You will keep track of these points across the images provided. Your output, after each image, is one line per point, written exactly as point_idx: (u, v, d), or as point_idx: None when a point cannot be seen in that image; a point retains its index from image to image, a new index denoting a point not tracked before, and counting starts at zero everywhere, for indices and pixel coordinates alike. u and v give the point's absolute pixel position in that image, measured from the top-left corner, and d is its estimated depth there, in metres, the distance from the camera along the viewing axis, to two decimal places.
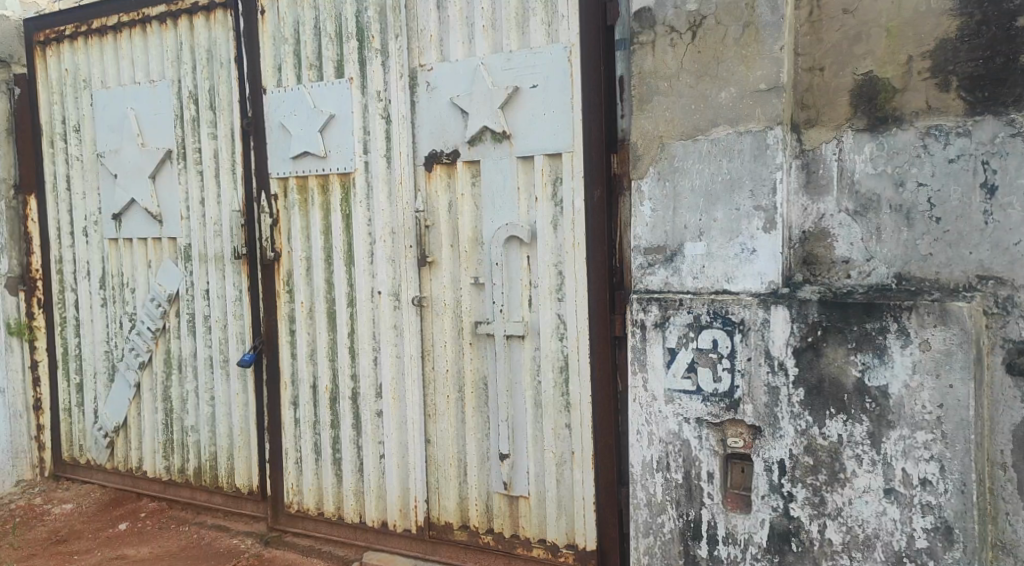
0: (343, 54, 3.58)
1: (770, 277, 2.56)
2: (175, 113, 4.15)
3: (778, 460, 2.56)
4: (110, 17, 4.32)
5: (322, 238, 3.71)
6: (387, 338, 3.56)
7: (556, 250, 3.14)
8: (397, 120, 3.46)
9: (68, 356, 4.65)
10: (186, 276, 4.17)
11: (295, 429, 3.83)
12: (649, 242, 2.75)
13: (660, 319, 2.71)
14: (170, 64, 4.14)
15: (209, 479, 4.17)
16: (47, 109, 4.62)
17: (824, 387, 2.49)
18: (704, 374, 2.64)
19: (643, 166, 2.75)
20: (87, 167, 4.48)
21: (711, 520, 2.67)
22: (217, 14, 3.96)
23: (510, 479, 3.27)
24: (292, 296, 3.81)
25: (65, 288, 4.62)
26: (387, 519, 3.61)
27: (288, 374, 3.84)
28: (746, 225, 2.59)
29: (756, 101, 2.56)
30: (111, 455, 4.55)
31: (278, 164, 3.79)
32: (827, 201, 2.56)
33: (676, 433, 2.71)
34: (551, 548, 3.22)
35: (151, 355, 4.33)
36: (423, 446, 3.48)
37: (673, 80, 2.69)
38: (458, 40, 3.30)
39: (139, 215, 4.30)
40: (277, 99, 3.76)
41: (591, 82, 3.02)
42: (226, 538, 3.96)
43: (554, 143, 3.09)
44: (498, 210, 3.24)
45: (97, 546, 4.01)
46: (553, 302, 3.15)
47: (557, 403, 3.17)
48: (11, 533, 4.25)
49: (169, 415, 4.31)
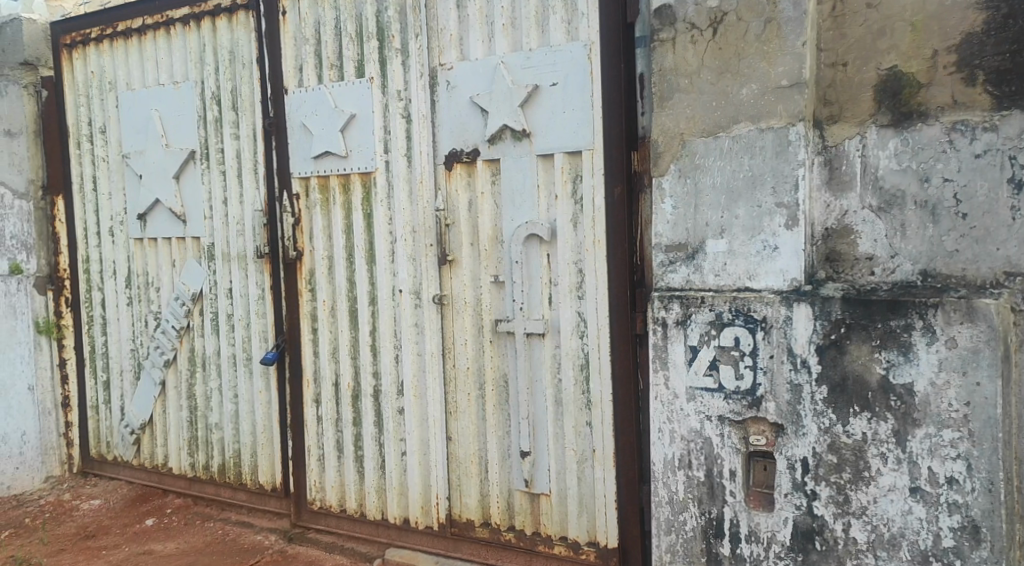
0: (364, 54, 3.60)
1: (793, 275, 2.55)
2: (198, 114, 4.19)
3: (801, 458, 2.55)
4: (135, 20, 4.37)
5: (343, 237, 3.74)
6: (408, 337, 3.57)
7: (577, 248, 3.14)
8: (417, 120, 3.47)
9: (96, 354, 4.70)
10: (209, 275, 4.22)
11: (317, 427, 3.86)
12: (670, 239, 2.75)
13: (681, 317, 2.71)
14: (194, 65, 4.18)
15: (233, 476, 4.21)
16: (73, 110, 4.68)
17: (847, 384, 2.47)
18: (726, 371, 2.64)
19: (664, 163, 2.75)
20: (113, 168, 4.53)
21: (734, 518, 2.67)
22: (239, 14, 3.99)
23: (531, 476, 3.27)
24: (314, 295, 3.84)
25: (92, 287, 4.69)
26: (408, 516, 3.63)
27: (311, 372, 3.87)
28: (767, 222, 2.58)
29: (778, 97, 2.55)
30: (137, 452, 4.61)
31: (300, 163, 3.83)
32: (850, 198, 2.55)
33: (697, 431, 2.70)
34: (572, 546, 3.23)
35: (175, 353, 4.37)
36: (444, 443, 3.50)
37: (693, 77, 2.68)
38: (477, 39, 3.31)
39: (163, 216, 4.35)
40: (299, 99, 3.80)
41: (611, 79, 3.01)
42: (250, 534, 4.00)
43: (574, 141, 3.09)
44: (519, 208, 3.24)
45: (124, 541, 4.07)
46: (574, 300, 3.16)
47: (578, 401, 3.17)
48: (40, 528, 4.31)
49: (193, 412, 4.35)
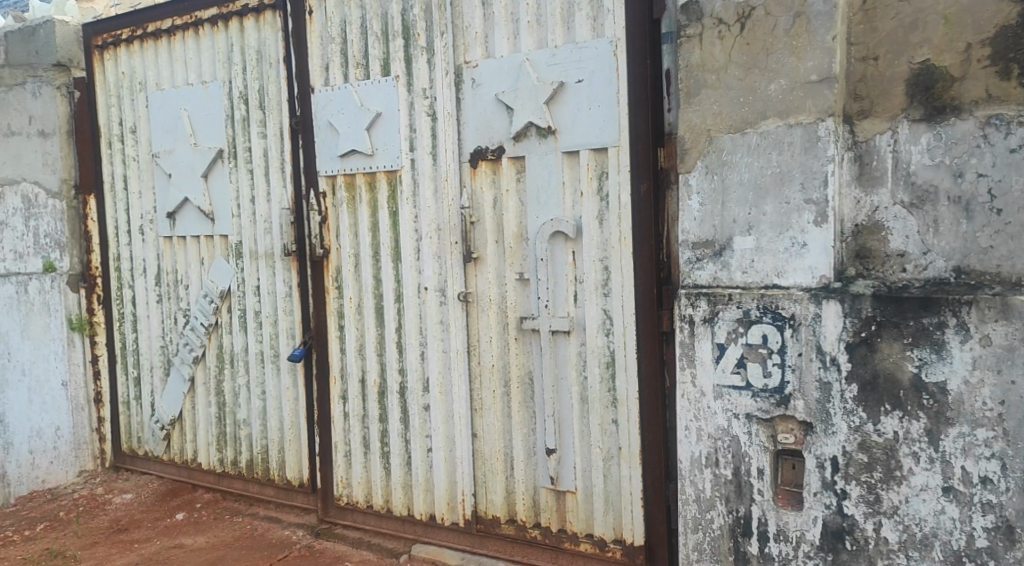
0: (389, 52, 3.61)
1: (822, 272, 2.53)
2: (226, 113, 4.23)
3: (830, 456, 2.53)
4: (164, 21, 4.41)
5: (369, 235, 3.76)
6: (434, 334, 3.58)
7: (602, 245, 3.13)
8: (443, 118, 3.48)
9: (126, 351, 4.76)
10: (237, 273, 4.26)
11: (344, 423, 3.89)
12: (697, 236, 2.73)
13: (708, 314, 2.70)
14: (222, 65, 4.22)
15: (261, 472, 4.25)
16: (105, 111, 4.74)
17: (877, 382, 2.45)
18: (754, 369, 2.62)
19: (691, 160, 2.73)
20: (143, 167, 4.59)
21: (762, 517, 2.65)
22: (267, 14, 4.02)
23: (556, 474, 3.27)
24: (340, 293, 3.86)
25: (123, 285, 4.75)
26: (435, 512, 3.65)
27: (337, 369, 3.90)
28: (796, 219, 2.56)
29: (807, 93, 2.53)
30: (167, 447, 4.66)
31: (326, 162, 3.85)
32: (881, 193, 2.52)
33: (725, 429, 2.69)
34: (598, 544, 3.22)
35: (204, 350, 4.42)
36: (470, 440, 3.51)
37: (720, 73, 2.66)
38: (502, 36, 3.31)
39: (192, 214, 4.40)
40: (325, 98, 3.82)
41: (637, 76, 3.00)
42: (278, 529, 4.03)
43: (600, 138, 3.09)
44: (544, 206, 3.24)
45: (155, 535, 4.11)
46: (599, 298, 3.15)
47: (603, 399, 3.17)
48: (74, 522, 4.37)
49: (222, 408, 4.40)
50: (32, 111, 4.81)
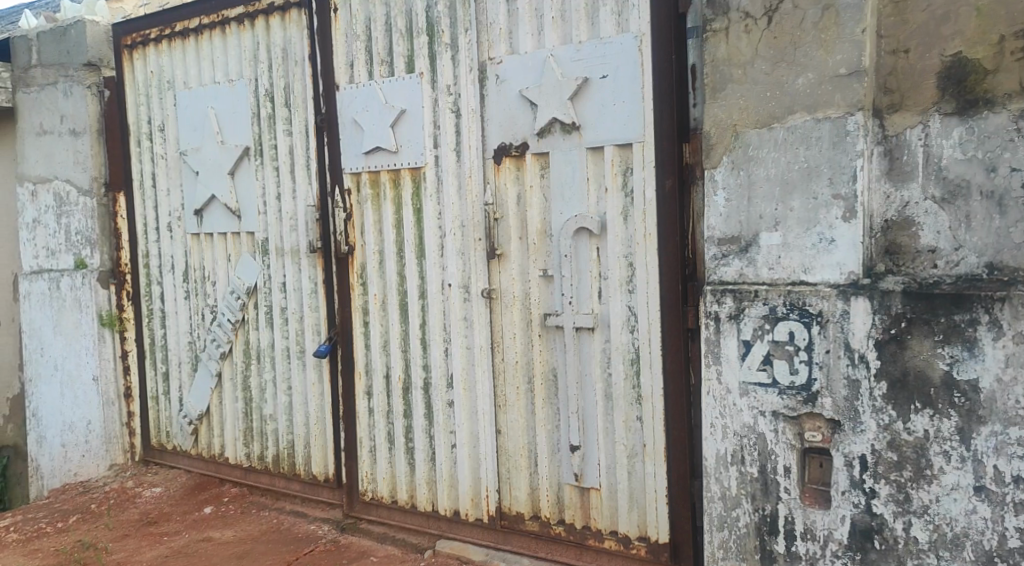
0: (413, 49, 3.62)
1: (850, 268, 2.50)
2: (252, 111, 4.26)
3: (859, 455, 2.50)
4: (191, 21, 4.46)
5: (393, 232, 3.77)
6: (458, 330, 3.59)
7: (627, 242, 3.12)
8: (467, 114, 3.48)
9: (155, 347, 4.82)
10: (263, 269, 4.29)
11: (369, 419, 3.91)
12: (723, 232, 2.71)
13: (734, 311, 2.68)
14: (248, 64, 4.25)
15: (287, 467, 4.28)
16: (134, 110, 4.79)
17: (907, 380, 2.42)
18: (781, 366, 2.60)
19: (717, 155, 2.71)
20: (171, 165, 4.63)
21: (789, 515, 2.63)
22: (292, 13, 4.05)
23: (580, 470, 3.27)
24: (365, 289, 3.88)
25: (152, 281, 4.80)
26: (458, 508, 3.65)
27: (362, 365, 3.92)
28: (824, 215, 2.53)
29: (835, 87, 2.50)
30: (195, 442, 4.71)
31: (351, 159, 3.87)
32: (911, 188, 2.48)
33: (751, 426, 2.67)
34: (622, 541, 3.21)
35: (231, 345, 4.46)
36: (494, 436, 3.51)
37: (747, 67, 2.64)
38: (526, 32, 3.30)
39: (219, 211, 4.44)
40: (350, 95, 3.84)
41: (662, 71, 2.98)
42: (304, 524, 4.06)
43: (625, 133, 3.07)
44: (568, 202, 3.23)
45: (184, 528, 4.16)
46: (623, 294, 3.14)
47: (628, 396, 3.16)
48: (105, 514, 4.44)
49: (248, 404, 4.44)
50: (64, 111, 4.90)
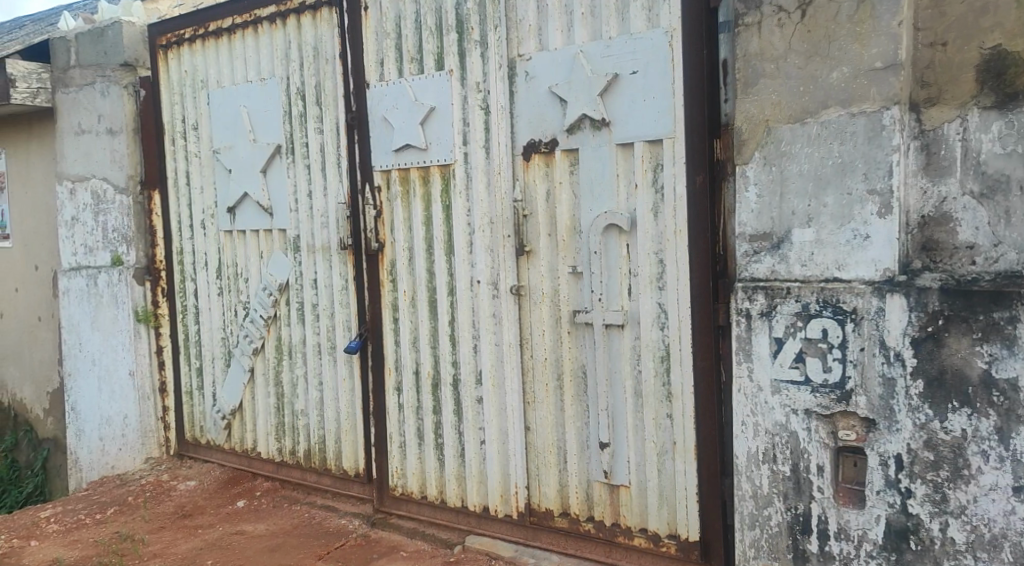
0: (443, 46, 3.63)
1: (886, 264, 2.46)
2: (283, 109, 4.30)
3: (894, 454, 2.47)
4: (224, 20, 4.51)
5: (422, 229, 3.78)
6: (487, 327, 3.60)
7: (657, 238, 3.10)
8: (496, 111, 3.48)
9: (189, 342, 4.88)
10: (294, 266, 4.33)
11: (399, 414, 3.93)
12: (754, 229, 2.69)
13: (766, 308, 2.66)
14: (279, 62, 4.28)
15: (318, 461, 4.32)
16: (168, 108, 4.85)
17: (945, 378, 2.38)
18: (814, 364, 2.58)
19: (748, 151, 2.69)
20: (204, 163, 4.69)
21: (821, 514, 2.60)
22: (323, 11, 4.07)
23: (609, 468, 3.26)
24: (395, 286, 3.90)
25: (186, 278, 4.86)
26: (487, 504, 3.66)
27: (392, 360, 3.94)
28: (858, 211, 2.50)
29: (871, 80, 2.46)
30: (228, 436, 4.77)
31: (381, 157, 3.89)
32: (948, 184, 2.44)
33: (783, 424, 2.65)
34: (652, 538, 3.20)
35: (263, 341, 4.50)
36: (523, 433, 3.51)
37: (779, 62, 2.61)
38: (556, 28, 3.29)
39: (251, 209, 4.48)
40: (380, 93, 3.86)
41: (693, 66, 2.95)
42: (335, 518, 4.10)
43: (655, 129, 3.05)
44: (597, 199, 3.22)
45: (218, 521, 4.22)
46: (653, 291, 3.12)
47: (657, 393, 3.14)
48: (140, 507, 4.51)
49: (280, 399, 4.48)
50: (101, 111, 4.98)
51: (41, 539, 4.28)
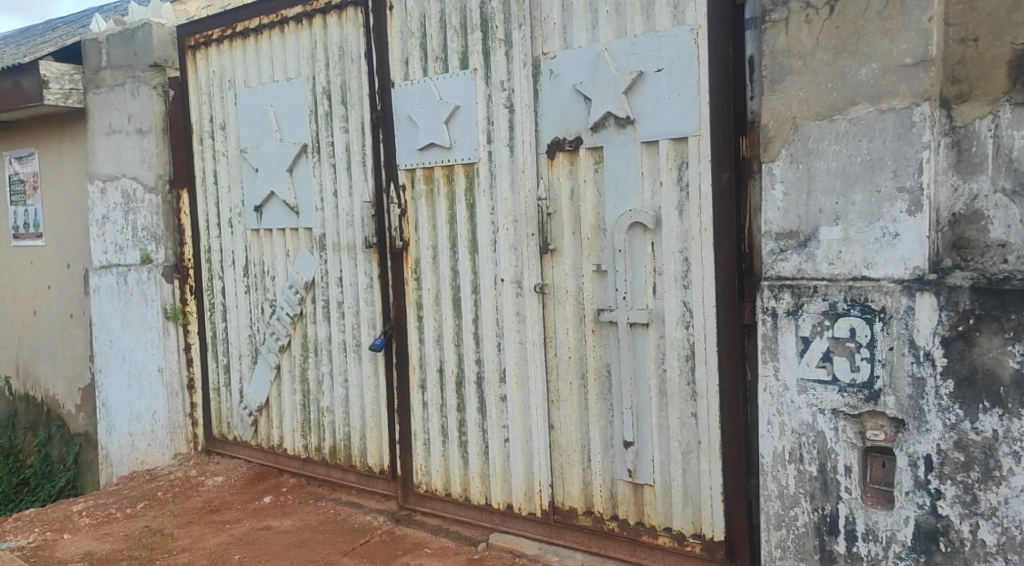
0: (467, 46, 3.64)
1: (915, 263, 2.43)
2: (309, 108, 4.33)
3: (923, 455, 2.44)
4: (251, 21, 4.55)
5: (446, 228, 3.80)
6: (510, 325, 3.60)
7: (681, 237, 3.09)
8: (520, 110, 3.49)
9: (216, 340, 4.93)
10: (320, 265, 4.36)
11: (423, 412, 3.95)
12: (781, 227, 2.68)
13: (792, 307, 2.64)
14: (305, 62, 4.31)
15: (343, 458, 4.35)
16: (196, 108, 4.90)
17: (976, 378, 2.35)
18: (841, 363, 2.56)
19: (774, 148, 2.68)
20: (231, 162, 4.73)
21: (849, 515, 2.58)
22: (349, 11, 4.09)
23: (633, 466, 3.25)
24: (419, 284, 3.92)
25: (213, 276, 4.91)
26: (511, 502, 3.67)
27: (416, 358, 3.96)
28: (887, 208, 2.47)
29: (900, 77, 2.44)
30: (255, 432, 4.81)
31: (405, 155, 3.91)
32: (980, 181, 2.41)
33: (809, 424, 2.63)
34: (677, 537, 3.19)
35: (289, 339, 4.54)
36: (547, 431, 3.51)
37: (806, 58, 2.60)
38: (580, 27, 3.29)
39: (278, 207, 4.52)
40: (405, 92, 3.88)
41: (719, 63, 2.94)
42: (360, 515, 4.12)
43: (679, 127, 3.04)
44: (622, 197, 3.21)
45: (245, 517, 4.26)
46: (678, 290, 3.11)
47: (682, 392, 3.13)
48: (169, 502, 4.56)
49: (306, 396, 4.52)
50: (131, 111, 5.05)
51: (73, 532, 4.34)
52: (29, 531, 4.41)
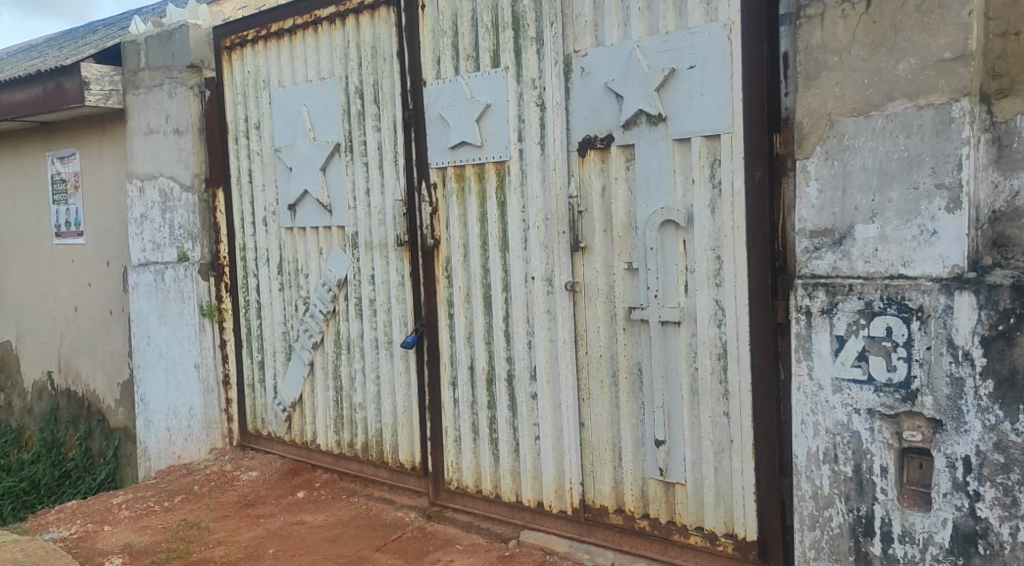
0: (499, 44, 3.65)
1: (954, 261, 2.39)
2: (342, 108, 4.36)
3: (962, 456, 2.40)
4: (286, 21, 4.59)
5: (477, 226, 3.81)
6: (541, 323, 3.60)
7: (714, 235, 3.07)
8: (552, 108, 3.49)
9: (251, 337, 4.98)
10: (353, 262, 4.40)
11: (454, 409, 3.97)
12: (815, 225, 2.66)
13: (827, 305, 2.62)
14: (338, 62, 4.35)
15: (376, 454, 4.39)
16: (231, 108, 4.96)
17: (1016, 379, 2.30)
18: (877, 363, 2.54)
19: (809, 146, 2.66)
20: (266, 161, 4.78)
21: (885, 516, 2.56)
22: (381, 11, 4.12)
23: (665, 465, 3.24)
24: (450, 282, 3.94)
25: (248, 274, 4.97)
26: (542, 499, 3.67)
27: (447, 355, 3.98)
28: (925, 206, 2.43)
29: (939, 71, 2.39)
30: (288, 428, 4.86)
31: (437, 154, 3.93)
32: (1021, 177, 2.37)
33: (845, 424, 2.61)
34: (709, 536, 3.17)
35: (322, 336, 4.58)
36: (578, 430, 3.51)
37: (842, 54, 2.57)
38: (612, 24, 3.28)
39: (312, 206, 4.56)
40: (437, 91, 3.90)
41: (752, 60, 2.91)
42: (392, 510, 4.15)
43: (712, 124, 3.02)
44: (653, 195, 3.20)
45: (279, 511, 4.31)
46: (710, 288, 3.09)
47: (714, 390, 3.11)
48: (205, 496, 4.63)
49: (338, 393, 4.55)
50: (169, 111, 5.13)
51: (114, 524, 4.42)
52: (70, 522, 4.50)
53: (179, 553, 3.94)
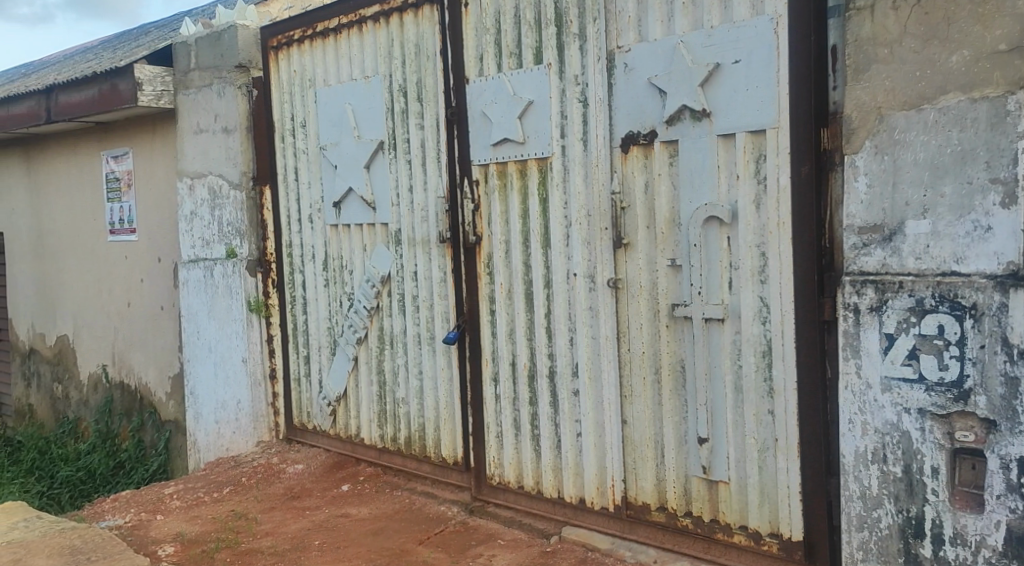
0: (542, 41, 3.65)
1: (1009, 258, 2.32)
2: (386, 106, 4.40)
3: (1017, 457, 2.34)
4: (331, 21, 4.65)
5: (520, 222, 3.82)
6: (583, 320, 3.60)
7: (759, 231, 3.03)
8: (595, 104, 3.47)
9: (296, 332, 5.05)
10: (396, 259, 4.43)
11: (496, 405, 3.99)
12: (864, 221, 2.62)
13: (876, 302, 2.58)
14: (383, 60, 4.38)
15: (418, 449, 4.42)
16: (278, 107, 5.03)
17: None
18: (928, 362, 2.49)
19: (858, 140, 2.62)
20: (311, 159, 4.84)
21: (936, 518, 2.51)
22: (425, 9, 4.14)
23: (708, 463, 3.22)
24: (492, 279, 3.96)
25: (294, 270, 5.04)
26: (584, 496, 3.67)
27: (489, 351, 4.00)
28: (979, 201, 2.38)
29: (994, 64, 2.33)
30: (333, 422, 4.92)
31: (479, 151, 3.94)
32: None
33: (894, 423, 2.57)
34: (753, 536, 3.13)
35: (366, 331, 4.64)
36: (620, 426, 3.50)
37: (893, 46, 2.53)
38: (656, 19, 3.26)
39: (356, 203, 4.61)
40: (479, 88, 3.91)
41: (799, 54, 2.86)
42: (435, 504, 4.18)
43: (757, 119, 2.98)
44: (697, 190, 3.17)
45: (324, 504, 4.36)
46: (755, 285, 3.05)
47: (759, 388, 3.07)
48: (253, 487, 4.71)
49: (382, 388, 4.60)
50: (218, 110, 5.23)
51: (165, 513, 4.53)
52: (125, 511, 4.62)
53: (228, 543, 4.01)
